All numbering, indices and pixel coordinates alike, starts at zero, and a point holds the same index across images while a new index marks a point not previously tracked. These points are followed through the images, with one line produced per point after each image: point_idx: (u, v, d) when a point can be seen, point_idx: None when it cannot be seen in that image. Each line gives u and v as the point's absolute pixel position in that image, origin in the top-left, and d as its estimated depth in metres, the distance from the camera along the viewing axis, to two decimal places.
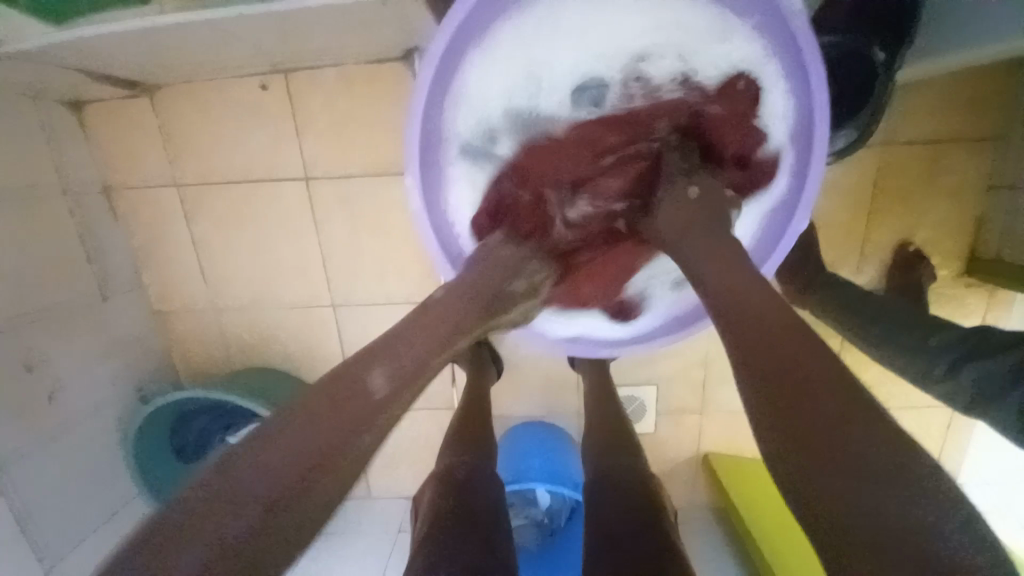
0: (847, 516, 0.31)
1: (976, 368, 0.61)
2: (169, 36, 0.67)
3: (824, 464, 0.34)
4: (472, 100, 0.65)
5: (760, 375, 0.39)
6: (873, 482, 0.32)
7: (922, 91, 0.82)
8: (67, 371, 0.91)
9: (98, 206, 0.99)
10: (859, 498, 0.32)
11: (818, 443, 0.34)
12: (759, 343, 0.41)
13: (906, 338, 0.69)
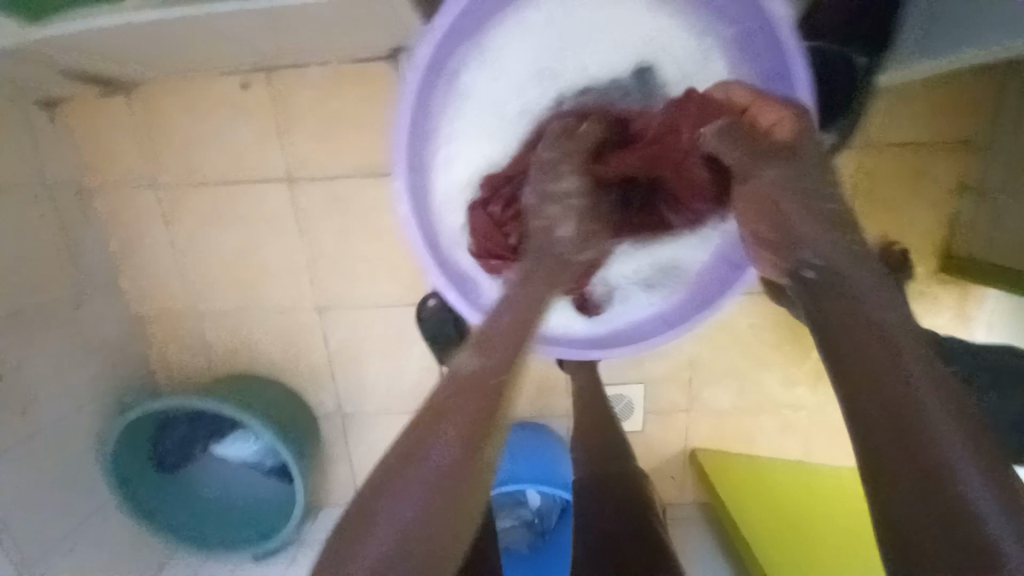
0: (936, 523, 0.35)
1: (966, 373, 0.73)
2: (145, 32, 0.64)
3: (928, 472, 0.37)
4: (463, 103, 0.67)
5: (874, 379, 0.41)
6: (923, 464, 0.37)
7: (899, 94, 0.84)
8: (40, 380, 0.88)
9: (71, 208, 0.96)
10: (956, 509, 0.35)
11: (924, 455, 0.37)
12: (887, 346, 0.42)
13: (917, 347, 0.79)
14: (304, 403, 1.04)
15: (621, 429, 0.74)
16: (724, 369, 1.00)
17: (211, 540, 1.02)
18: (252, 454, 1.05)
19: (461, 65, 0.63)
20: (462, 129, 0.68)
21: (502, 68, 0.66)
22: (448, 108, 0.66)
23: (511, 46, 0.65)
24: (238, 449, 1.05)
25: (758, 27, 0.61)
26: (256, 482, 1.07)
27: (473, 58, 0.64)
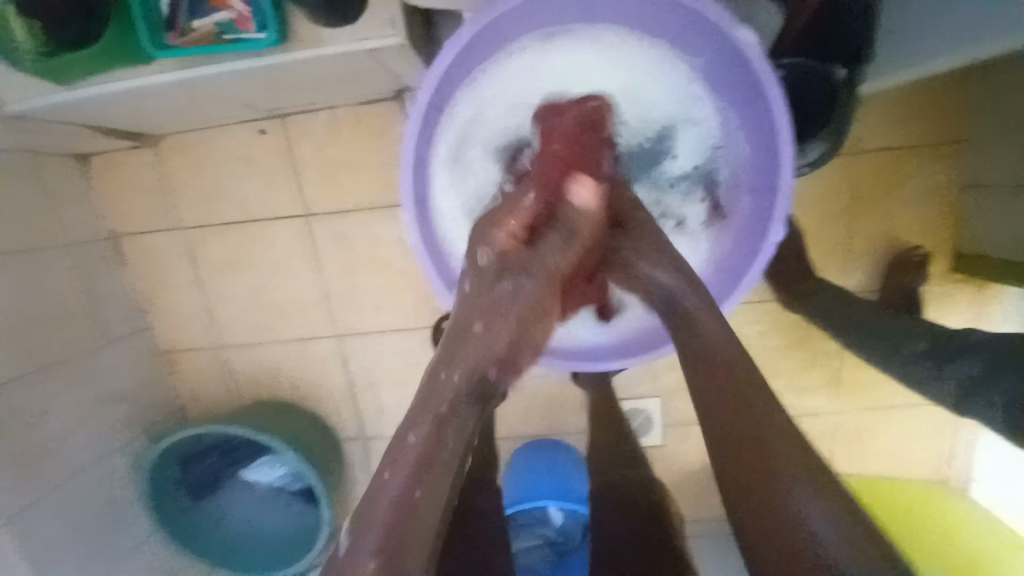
0: (774, 537, 0.34)
1: (949, 368, 0.64)
2: (169, 91, 0.69)
3: (766, 486, 0.35)
4: (461, 145, 0.69)
5: (711, 399, 0.41)
6: (766, 493, 0.35)
7: (890, 98, 0.85)
8: (76, 417, 0.93)
9: (104, 254, 1.02)
10: (796, 524, 0.34)
11: (757, 467, 0.36)
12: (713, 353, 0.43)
13: (887, 343, 0.72)
14: (325, 429, 1.07)
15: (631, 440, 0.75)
16: None
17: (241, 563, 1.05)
18: (277, 477, 1.09)
19: (455, 108, 0.66)
20: (458, 176, 0.70)
21: (489, 116, 0.68)
22: (443, 159, 0.68)
23: (499, 88, 0.67)
24: (265, 474, 1.09)
25: (728, 52, 0.59)
26: (280, 505, 1.10)
27: (458, 109, 0.67)
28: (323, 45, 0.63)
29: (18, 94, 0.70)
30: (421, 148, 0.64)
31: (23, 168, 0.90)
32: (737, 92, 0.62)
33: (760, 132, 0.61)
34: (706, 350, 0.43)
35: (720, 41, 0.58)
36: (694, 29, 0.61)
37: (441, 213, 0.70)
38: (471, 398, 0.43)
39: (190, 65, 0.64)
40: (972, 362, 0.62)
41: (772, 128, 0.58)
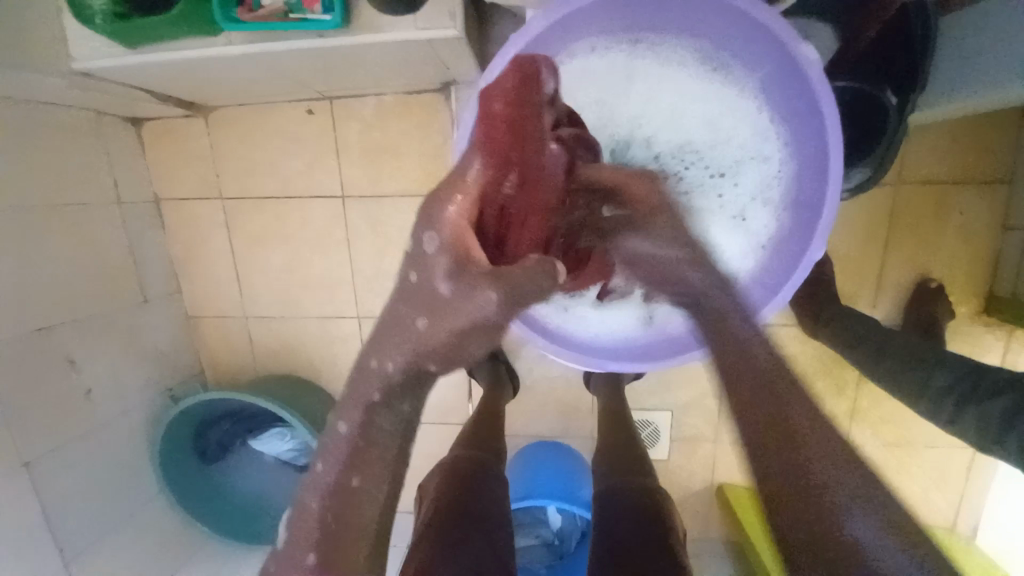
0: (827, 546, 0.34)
1: (974, 411, 0.64)
2: (233, 63, 0.72)
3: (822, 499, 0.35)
4: None
5: (753, 409, 0.38)
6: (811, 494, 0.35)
7: (938, 132, 0.85)
8: (105, 369, 0.96)
9: (147, 215, 1.06)
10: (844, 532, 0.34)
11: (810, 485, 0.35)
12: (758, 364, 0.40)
13: (911, 378, 0.71)
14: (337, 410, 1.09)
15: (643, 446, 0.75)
16: None
17: (245, 531, 1.07)
18: (285, 450, 1.10)
19: None
20: None
21: None
22: None
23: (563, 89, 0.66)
24: (273, 446, 1.10)
25: (786, 67, 0.58)
26: (285, 478, 1.11)
27: None
28: (386, 30, 0.65)
29: (91, 53, 0.73)
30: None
31: (85, 125, 0.94)
32: (792, 108, 0.62)
33: (812, 147, 0.61)
34: (747, 364, 0.40)
35: (779, 55, 0.58)
36: (755, 43, 0.60)
37: None
38: (403, 386, 0.40)
39: (259, 40, 0.67)
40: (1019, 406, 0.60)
41: (823, 144, 0.58)
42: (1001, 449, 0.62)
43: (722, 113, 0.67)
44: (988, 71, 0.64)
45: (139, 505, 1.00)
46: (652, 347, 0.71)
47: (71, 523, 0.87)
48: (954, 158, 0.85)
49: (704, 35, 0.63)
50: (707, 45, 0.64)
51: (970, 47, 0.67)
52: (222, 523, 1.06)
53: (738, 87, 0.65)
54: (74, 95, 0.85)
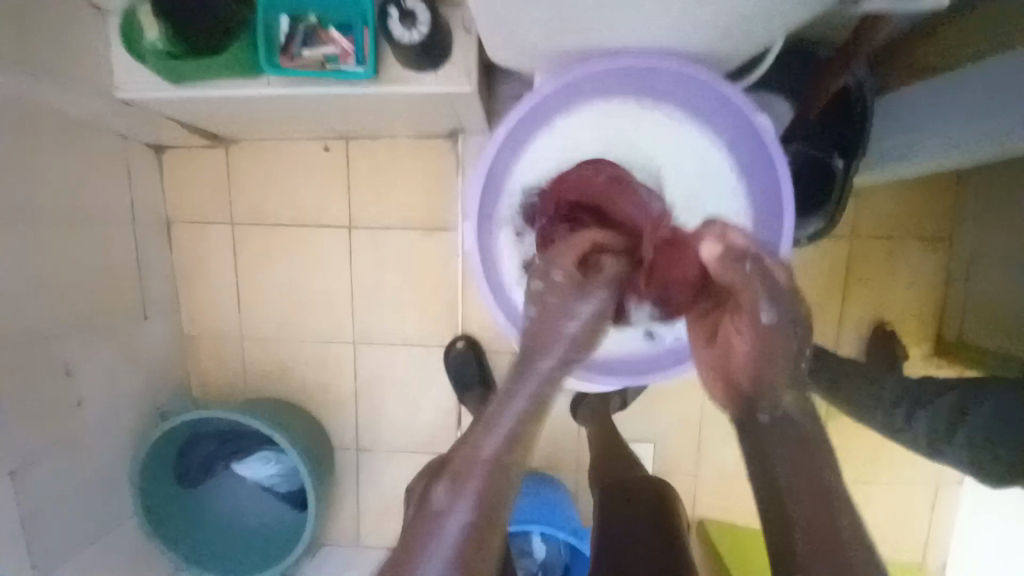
0: None
1: (924, 414, 0.77)
2: (269, 101, 0.80)
3: None
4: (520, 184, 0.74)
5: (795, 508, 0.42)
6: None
7: (884, 194, 0.97)
8: (98, 381, 0.96)
9: (157, 235, 1.11)
10: None
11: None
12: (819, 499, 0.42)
13: (868, 393, 0.84)
14: (325, 433, 1.10)
15: (632, 456, 0.82)
16: (731, 433, 1.04)
17: (212, 564, 1.02)
18: (268, 475, 1.09)
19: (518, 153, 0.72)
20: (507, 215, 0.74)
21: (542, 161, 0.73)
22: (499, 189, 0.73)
23: (566, 143, 0.73)
24: (255, 470, 1.09)
25: (745, 133, 0.68)
26: (263, 506, 1.11)
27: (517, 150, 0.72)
28: (410, 83, 0.75)
29: (138, 84, 0.80)
30: (490, 179, 0.72)
31: (113, 148, 1.00)
32: (752, 169, 0.70)
33: (763, 203, 0.70)
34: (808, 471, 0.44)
35: (738, 123, 0.68)
36: (719, 111, 0.68)
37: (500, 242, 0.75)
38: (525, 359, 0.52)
39: (295, 84, 0.75)
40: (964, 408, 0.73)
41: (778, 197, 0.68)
42: (947, 444, 0.74)
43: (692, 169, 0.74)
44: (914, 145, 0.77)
45: (111, 526, 0.97)
46: (636, 363, 0.78)
47: (44, 540, 0.84)
48: (898, 217, 0.97)
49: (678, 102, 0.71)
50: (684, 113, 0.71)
51: (899, 121, 0.81)
52: (191, 552, 1.02)
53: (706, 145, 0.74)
54: (112, 121, 0.91)
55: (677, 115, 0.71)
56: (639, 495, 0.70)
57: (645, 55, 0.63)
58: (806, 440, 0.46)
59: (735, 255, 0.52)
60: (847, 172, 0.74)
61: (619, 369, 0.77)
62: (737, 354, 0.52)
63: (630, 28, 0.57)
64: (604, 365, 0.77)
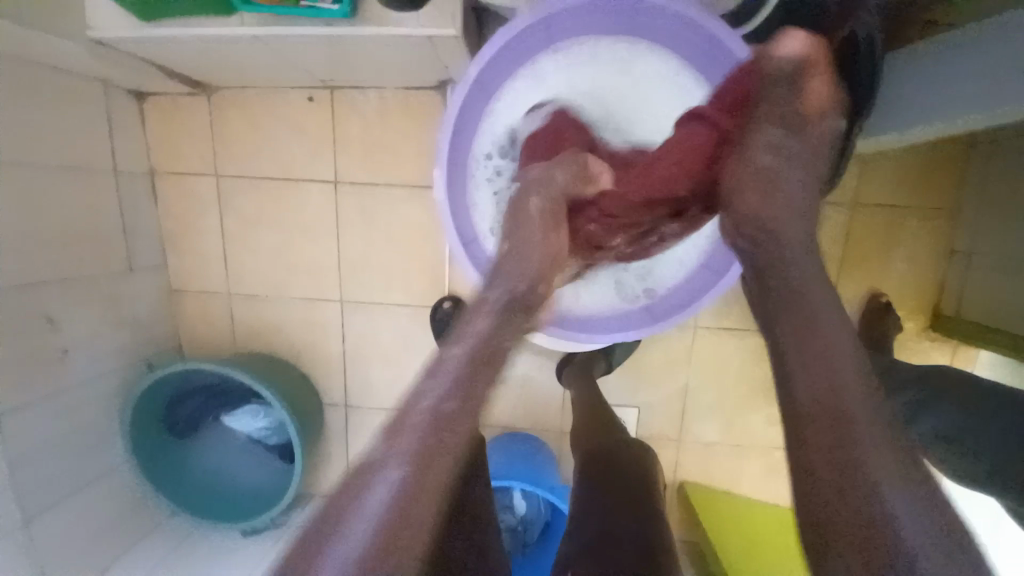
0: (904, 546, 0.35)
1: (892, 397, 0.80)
2: (244, 44, 0.76)
3: (875, 528, 0.36)
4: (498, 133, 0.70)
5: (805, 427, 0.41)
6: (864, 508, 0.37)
7: (892, 161, 0.93)
8: (84, 331, 0.96)
9: (141, 186, 1.08)
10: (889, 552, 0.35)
11: (864, 506, 0.37)
12: (834, 402, 0.41)
13: None
14: (312, 389, 1.12)
15: (617, 420, 0.82)
16: (716, 401, 1.04)
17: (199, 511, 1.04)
18: (257, 428, 1.12)
19: (497, 97, 0.69)
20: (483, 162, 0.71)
21: (522, 105, 0.69)
22: (475, 134, 0.70)
23: (550, 85, 0.69)
24: (245, 423, 1.12)
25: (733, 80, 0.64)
26: (253, 460, 1.13)
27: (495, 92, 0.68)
28: (392, 25, 0.70)
29: (106, 21, 0.76)
30: (464, 120, 0.68)
31: (90, 92, 0.96)
32: None
33: None
34: (816, 374, 0.43)
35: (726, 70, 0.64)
36: (710, 54, 0.64)
37: (473, 193, 0.72)
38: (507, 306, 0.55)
39: (270, 24, 0.71)
40: (928, 398, 0.76)
41: None
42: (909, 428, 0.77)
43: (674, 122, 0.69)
44: (939, 102, 0.72)
45: (102, 471, 1.00)
46: (615, 323, 0.76)
47: (32, 480, 0.86)
48: (904, 185, 0.93)
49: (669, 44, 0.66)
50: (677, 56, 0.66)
51: (910, 89, 0.77)
52: (178, 496, 1.04)
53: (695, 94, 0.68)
54: (87, 63, 0.88)
55: (665, 63, 0.67)
56: (622, 464, 0.69)
57: None
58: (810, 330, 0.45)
59: (795, 70, 0.55)
60: (850, 131, 0.70)
61: (598, 327, 0.76)
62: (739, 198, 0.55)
63: None
64: (581, 322, 0.76)
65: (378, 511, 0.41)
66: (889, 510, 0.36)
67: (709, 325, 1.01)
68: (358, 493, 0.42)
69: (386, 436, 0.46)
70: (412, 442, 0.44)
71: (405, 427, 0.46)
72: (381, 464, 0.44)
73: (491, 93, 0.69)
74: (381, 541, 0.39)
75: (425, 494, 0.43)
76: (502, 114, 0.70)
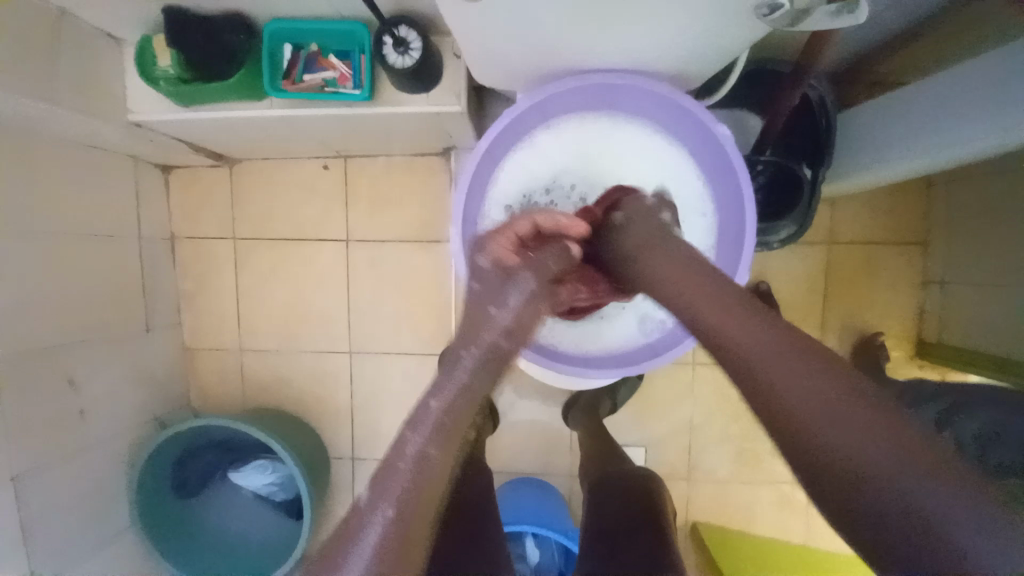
0: (895, 493, 0.34)
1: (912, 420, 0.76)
2: (271, 123, 0.85)
3: (872, 483, 0.35)
4: (507, 199, 0.79)
5: (762, 407, 0.43)
6: (854, 468, 0.36)
7: (861, 203, 1.02)
8: (102, 392, 0.99)
9: (162, 250, 1.15)
10: (910, 500, 0.33)
11: (855, 461, 0.36)
12: (758, 370, 0.44)
13: None
14: (320, 441, 1.12)
15: (620, 450, 0.84)
16: (720, 436, 1.07)
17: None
18: (263, 485, 1.11)
19: (501, 170, 0.78)
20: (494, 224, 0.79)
21: (526, 174, 0.78)
22: (486, 201, 0.78)
23: (549, 156, 0.78)
24: (252, 479, 1.11)
25: (708, 143, 0.71)
26: (261, 516, 1.12)
27: (502, 165, 0.77)
28: (404, 104, 0.80)
29: (150, 108, 0.86)
30: (477, 188, 0.76)
31: (122, 168, 1.04)
32: (718, 179, 0.74)
33: (731, 212, 0.73)
34: (734, 347, 0.47)
35: (700, 133, 0.71)
36: (685, 121, 0.71)
37: None
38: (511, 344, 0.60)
39: (297, 106, 0.80)
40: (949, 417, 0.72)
41: (741, 204, 0.71)
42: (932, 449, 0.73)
43: (659, 183, 0.77)
44: (897, 145, 0.79)
45: (107, 538, 0.98)
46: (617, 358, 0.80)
47: (38, 548, 0.85)
48: (874, 222, 1.02)
49: (649, 117, 0.74)
50: (655, 127, 0.75)
51: (863, 140, 0.87)
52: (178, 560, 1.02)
53: (676, 158, 0.76)
54: (124, 142, 0.97)
55: (646, 129, 0.76)
56: (624, 494, 0.70)
57: (612, 73, 0.67)
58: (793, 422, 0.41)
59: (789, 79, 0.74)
60: (814, 180, 0.78)
61: (599, 362, 0.80)
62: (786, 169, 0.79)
63: (601, 52, 0.62)
64: (582, 359, 0.80)
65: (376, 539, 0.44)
66: (873, 453, 0.36)
67: (707, 361, 1.05)
68: (339, 562, 0.43)
69: (369, 495, 0.47)
70: (398, 494, 0.47)
71: (387, 483, 0.47)
72: (364, 525, 0.45)
73: (497, 161, 0.77)
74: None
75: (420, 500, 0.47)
76: (510, 183, 0.79)
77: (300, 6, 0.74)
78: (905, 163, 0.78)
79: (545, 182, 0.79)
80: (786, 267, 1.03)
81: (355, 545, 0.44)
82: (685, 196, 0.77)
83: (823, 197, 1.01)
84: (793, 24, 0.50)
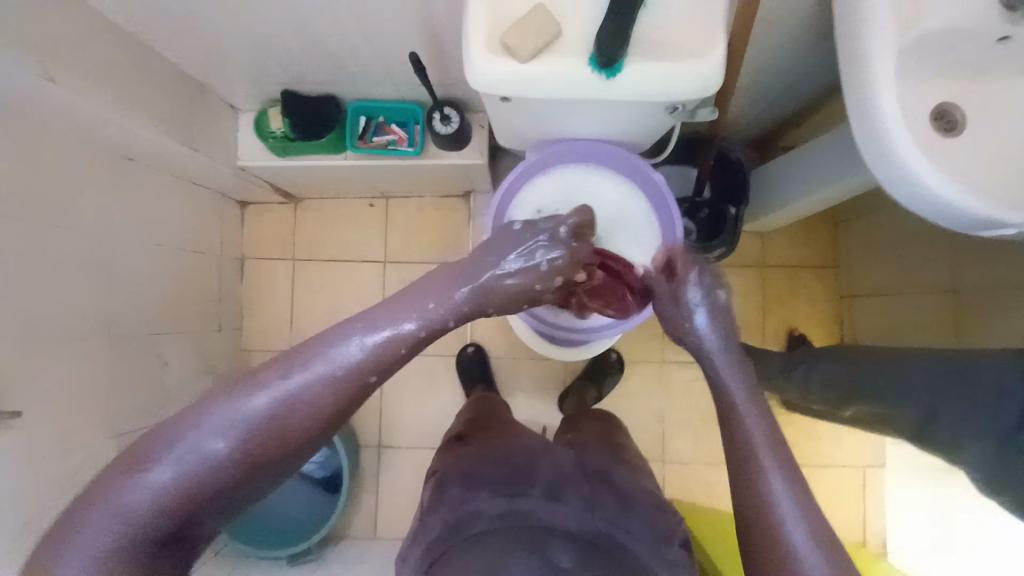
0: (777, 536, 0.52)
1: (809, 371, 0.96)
2: (341, 169, 1.16)
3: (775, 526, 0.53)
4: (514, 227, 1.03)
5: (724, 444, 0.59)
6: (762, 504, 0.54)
7: (787, 237, 1.32)
8: (183, 374, 1.23)
9: (234, 267, 1.42)
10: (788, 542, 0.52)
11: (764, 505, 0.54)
12: (736, 422, 0.59)
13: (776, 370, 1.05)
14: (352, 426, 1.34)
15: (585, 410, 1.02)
16: (685, 423, 1.30)
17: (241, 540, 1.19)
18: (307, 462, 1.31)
19: (510, 205, 1.04)
20: None
21: (528, 208, 1.04)
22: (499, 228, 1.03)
23: (544, 196, 1.03)
24: None
25: (653, 188, 1.01)
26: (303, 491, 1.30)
27: (511, 202, 1.04)
28: (443, 158, 1.12)
29: (253, 156, 1.17)
30: (494, 218, 1.03)
31: (216, 201, 1.34)
32: (661, 213, 1.02)
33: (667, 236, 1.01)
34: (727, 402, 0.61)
35: (647, 181, 1.01)
36: (636, 173, 1.02)
37: None
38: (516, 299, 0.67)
39: (365, 158, 1.12)
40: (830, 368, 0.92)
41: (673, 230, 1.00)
42: (812, 399, 0.97)
43: (623, 218, 1.03)
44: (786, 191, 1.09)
45: None
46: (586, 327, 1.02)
47: None
48: (798, 250, 1.31)
49: (614, 170, 1.03)
50: (619, 177, 1.03)
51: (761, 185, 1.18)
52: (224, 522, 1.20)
53: (634, 199, 1.03)
54: (221, 182, 1.27)
55: (613, 176, 1.03)
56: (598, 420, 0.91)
57: (588, 141, 0.99)
58: (733, 423, 0.59)
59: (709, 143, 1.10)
60: (737, 216, 1.09)
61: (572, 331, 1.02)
62: (717, 203, 1.11)
63: (574, 129, 0.94)
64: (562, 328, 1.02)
65: (308, 381, 0.52)
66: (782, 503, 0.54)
67: (675, 360, 1.30)
68: (304, 363, 0.52)
69: (361, 321, 0.56)
70: (375, 338, 0.55)
71: (379, 326, 0.56)
72: (344, 346, 0.54)
73: (508, 199, 1.04)
74: (268, 423, 0.50)
75: (387, 352, 0.55)
76: (516, 215, 1.04)
77: (375, 91, 1.07)
78: (793, 203, 1.08)
79: (540, 213, 1.03)
80: (734, 285, 1.32)
81: (326, 358, 0.53)
82: (641, 226, 1.03)
83: (753, 231, 1.32)
84: (693, 117, 0.83)
